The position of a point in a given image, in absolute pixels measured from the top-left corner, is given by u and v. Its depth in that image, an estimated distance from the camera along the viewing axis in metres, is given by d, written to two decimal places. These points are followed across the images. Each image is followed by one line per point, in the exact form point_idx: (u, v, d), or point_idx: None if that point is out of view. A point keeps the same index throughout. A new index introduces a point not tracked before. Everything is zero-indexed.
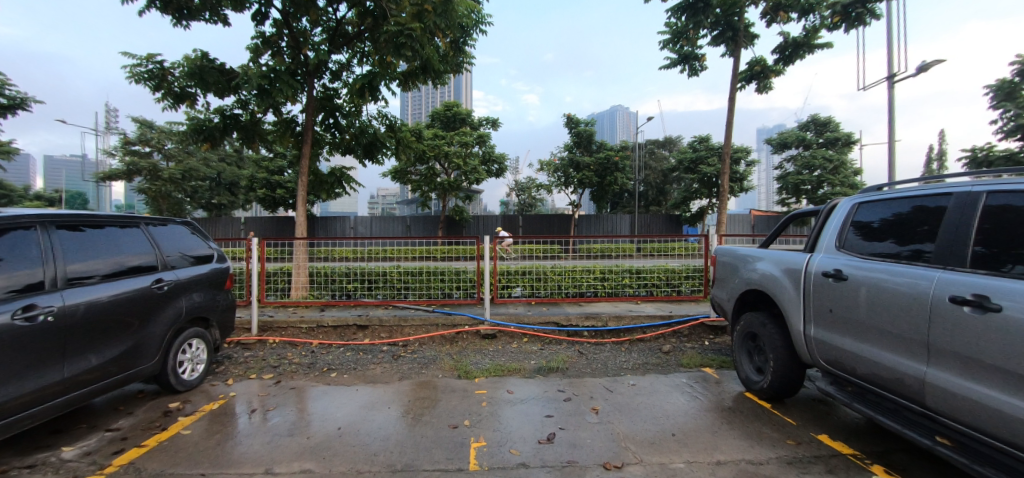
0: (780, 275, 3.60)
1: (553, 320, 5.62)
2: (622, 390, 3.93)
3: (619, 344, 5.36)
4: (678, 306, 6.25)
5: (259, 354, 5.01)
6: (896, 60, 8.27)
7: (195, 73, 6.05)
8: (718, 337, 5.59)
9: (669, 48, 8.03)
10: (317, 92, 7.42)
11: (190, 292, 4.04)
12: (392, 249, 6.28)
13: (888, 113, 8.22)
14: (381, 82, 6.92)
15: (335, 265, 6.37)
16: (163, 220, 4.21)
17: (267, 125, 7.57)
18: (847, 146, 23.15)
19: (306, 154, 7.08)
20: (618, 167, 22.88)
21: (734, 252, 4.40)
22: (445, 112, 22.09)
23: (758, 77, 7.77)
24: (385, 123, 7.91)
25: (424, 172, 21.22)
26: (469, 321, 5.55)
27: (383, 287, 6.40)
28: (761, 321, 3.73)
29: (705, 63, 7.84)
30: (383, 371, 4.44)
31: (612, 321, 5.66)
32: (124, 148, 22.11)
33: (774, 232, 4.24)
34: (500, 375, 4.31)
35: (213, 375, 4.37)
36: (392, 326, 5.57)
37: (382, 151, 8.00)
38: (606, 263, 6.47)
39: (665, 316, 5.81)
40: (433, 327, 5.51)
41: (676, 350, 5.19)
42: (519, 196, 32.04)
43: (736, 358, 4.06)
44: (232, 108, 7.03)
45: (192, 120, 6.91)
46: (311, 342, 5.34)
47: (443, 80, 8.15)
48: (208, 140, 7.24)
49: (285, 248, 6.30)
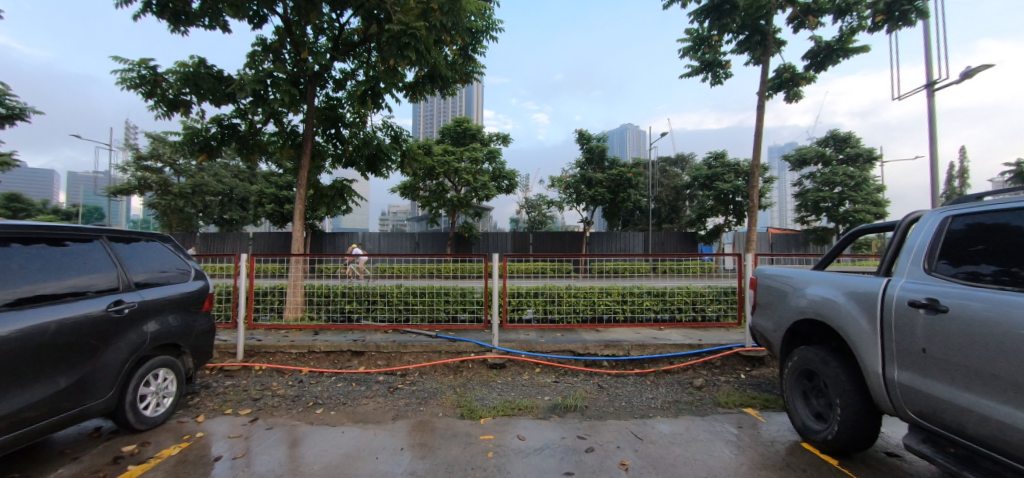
0: (844, 303, 3.01)
1: (568, 348, 5.03)
2: (653, 437, 3.32)
3: (643, 377, 4.75)
4: (706, 334, 5.63)
5: (241, 384, 4.50)
6: (934, 67, 7.72)
7: (189, 78, 5.76)
8: (755, 370, 4.96)
9: (690, 56, 7.59)
10: (319, 102, 7.08)
11: (156, 316, 3.57)
12: (390, 266, 5.72)
13: (928, 123, 7.61)
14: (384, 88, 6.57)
15: (332, 283, 5.88)
16: (133, 234, 3.79)
17: (267, 136, 7.24)
18: (869, 163, 22.36)
19: (304, 165, 6.66)
20: (631, 183, 22.32)
21: (784, 274, 3.82)
22: (456, 127, 21.93)
23: (787, 85, 7.24)
24: (390, 134, 7.55)
25: (433, 188, 20.88)
26: (476, 348, 4.99)
27: (382, 308, 5.89)
28: (821, 358, 3.13)
29: (729, 71, 7.37)
30: (376, 408, 3.88)
31: (634, 350, 5.06)
32: (136, 163, 22.16)
33: (835, 250, 3.63)
34: (509, 414, 3.72)
35: (184, 409, 3.86)
36: (390, 353, 5.03)
37: (386, 164, 7.59)
38: (625, 285, 5.87)
39: (693, 344, 5.19)
40: (435, 354, 4.96)
41: (710, 385, 4.56)
42: (529, 214, 31.66)
43: (788, 401, 3.45)
44: (229, 118, 6.70)
45: (189, 129, 6.61)
46: (300, 370, 4.82)
47: (451, 90, 7.85)
48: (204, 151, 6.91)
49: (280, 264, 5.85)
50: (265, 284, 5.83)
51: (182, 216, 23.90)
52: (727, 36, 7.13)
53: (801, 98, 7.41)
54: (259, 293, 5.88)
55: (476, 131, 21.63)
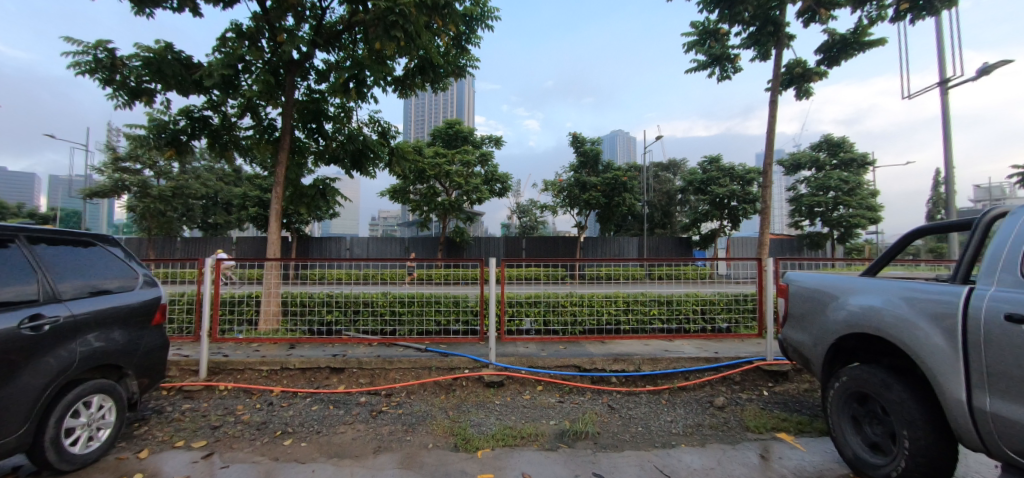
0: (906, 314, 2.58)
1: (573, 363, 4.53)
2: (681, 474, 2.83)
3: (657, 396, 4.27)
4: (722, 346, 5.16)
5: (200, 408, 3.92)
6: (947, 65, 7.43)
7: (153, 64, 5.20)
8: (778, 386, 4.51)
9: (696, 49, 7.20)
10: (300, 95, 6.53)
11: (91, 331, 2.99)
12: (370, 271, 5.17)
13: (942, 121, 7.30)
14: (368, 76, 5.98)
15: (310, 291, 5.32)
16: (64, 236, 3.21)
17: (243, 131, 6.69)
18: (862, 168, 22.33)
19: (283, 160, 6.04)
20: (627, 187, 21.95)
21: (822, 282, 3.37)
22: (447, 129, 21.43)
23: (798, 81, 6.84)
24: (377, 130, 7.03)
25: (423, 191, 20.28)
26: (470, 364, 4.47)
27: (366, 320, 5.33)
28: (880, 379, 2.68)
29: (738, 65, 6.98)
30: (355, 438, 3.33)
31: (646, 365, 4.57)
32: (113, 165, 21.14)
33: (889, 254, 3.17)
34: (511, 445, 3.19)
35: (127, 442, 3.26)
36: (373, 370, 4.47)
37: (370, 160, 6.97)
38: (629, 292, 5.37)
39: (710, 358, 4.73)
40: (424, 371, 4.43)
41: (733, 405, 4.08)
42: (521, 219, 31.29)
43: (834, 427, 2.99)
44: (200, 109, 6.14)
45: (154, 122, 6.03)
46: (271, 390, 4.25)
47: (443, 85, 7.48)
48: (172, 146, 6.32)
49: (252, 269, 5.28)
50: (236, 292, 5.29)
51: (161, 220, 22.94)
52: (737, 27, 6.81)
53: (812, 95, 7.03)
54: (228, 302, 5.30)
55: (468, 133, 21.19)
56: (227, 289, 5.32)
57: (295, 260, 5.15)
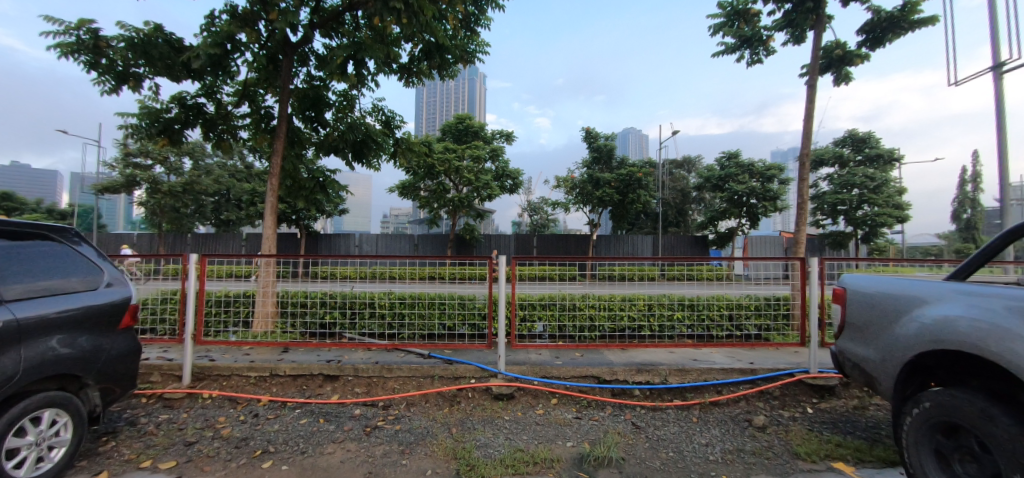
0: (1016, 330, 2.08)
1: (591, 373, 4.07)
2: None
3: (687, 413, 3.78)
4: (757, 355, 4.64)
5: (178, 420, 3.55)
6: (1001, 47, 6.78)
7: (137, 45, 4.85)
8: (824, 403, 3.99)
9: (723, 31, 6.64)
10: (300, 82, 6.15)
11: (40, 338, 2.60)
12: (369, 268, 4.72)
13: (996, 108, 6.63)
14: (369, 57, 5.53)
15: (308, 289, 4.89)
16: (10, 231, 2.83)
17: (241, 120, 6.34)
18: (889, 165, 21.36)
19: (279, 148, 5.64)
20: (641, 183, 21.27)
21: (892, 288, 2.86)
22: (457, 124, 21.02)
23: (837, 65, 6.18)
24: (380, 119, 6.62)
25: (433, 187, 19.91)
26: (477, 373, 4.03)
27: (365, 322, 4.93)
28: (979, 409, 2.19)
29: (771, 47, 6.40)
30: (343, 460, 2.90)
31: (673, 377, 4.08)
32: (124, 160, 21.12)
33: (984, 255, 2.64)
34: (522, 473, 2.74)
35: (88, 460, 2.89)
36: (371, 378, 4.05)
37: (373, 150, 6.56)
38: (651, 294, 4.84)
39: (745, 369, 4.22)
40: (427, 380, 4.01)
41: (775, 425, 3.58)
42: (532, 217, 30.85)
43: (911, 463, 2.49)
44: (193, 96, 5.80)
45: (144, 109, 5.69)
46: (259, 400, 3.87)
47: (450, 72, 7.09)
48: (165, 136, 5.98)
49: (243, 266, 4.87)
50: (227, 290, 4.84)
51: (172, 216, 22.93)
52: (767, 6, 6.28)
53: (850, 81, 6.37)
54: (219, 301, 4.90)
55: (479, 128, 20.77)
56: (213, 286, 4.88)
57: (286, 256, 4.74)
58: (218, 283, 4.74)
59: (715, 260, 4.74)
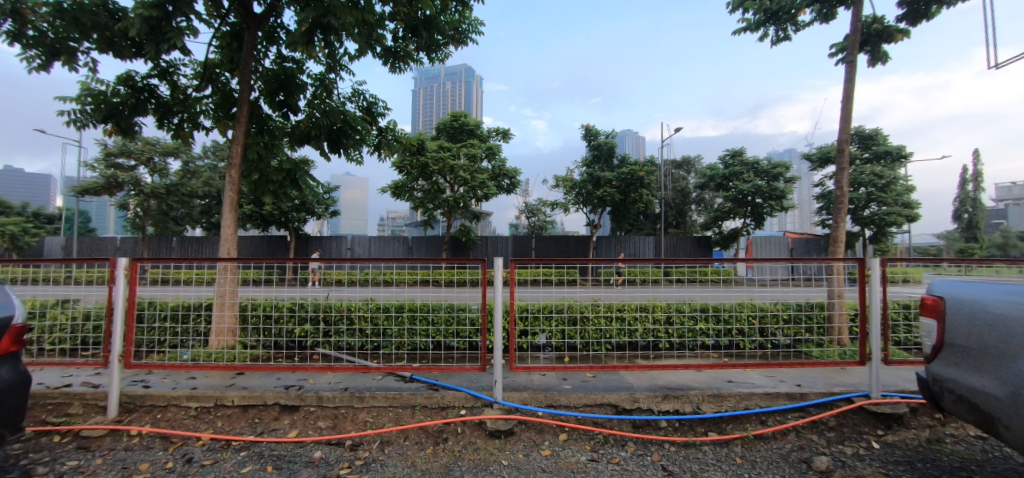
0: None
1: (608, 401, 3.34)
2: None
3: (728, 451, 3.05)
4: (800, 375, 3.91)
5: (86, 470, 2.78)
6: None
7: (67, 11, 4.09)
8: (891, 436, 3.27)
9: (744, 5, 5.92)
10: (269, 64, 5.45)
11: None
12: (334, 272, 3.93)
13: None
14: (341, 24, 4.73)
15: (272, 299, 4.15)
16: None
17: (206, 106, 5.60)
18: (896, 162, 20.73)
19: (240, 135, 4.90)
20: (644, 182, 20.56)
21: (1008, 299, 2.19)
22: (452, 122, 20.33)
23: (875, 40, 5.49)
24: (361, 105, 5.89)
25: (427, 188, 19.07)
26: (466, 402, 3.30)
27: (343, 333, 4.24)
28: None
29: (800, 22, 5.71)
30: None
31: (707, 405, 3.36)
32: (105, 160, 20.16)
33: None
34: None
35: None
36: (337, 409, 3.30)
37: (353, 140, 5.81)
38: (670, 300, 4.06)
39: (792, 394, 3.50)
40: (406, 412, 3.26)
41: (842, 468, 2.85)
42: (529, 218, 30.19)
43: None
44: (145, 76, 5.07)
45: (86, 91, 4.93)
46: (197, 439, 3.11)
47: (440, 53, 6.36)
48: (112, 122, 5.21)
49: (179, 267, 3.88)
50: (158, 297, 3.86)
51: (156, 218, 21.98)
52: None
53: (887, 61, 5.69)
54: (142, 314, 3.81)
55: (475, 126, 20.06)
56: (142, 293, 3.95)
57: (231, 260, 3.86)
58: (147, 291, 3.81)
59: (723, 260, 3.91)
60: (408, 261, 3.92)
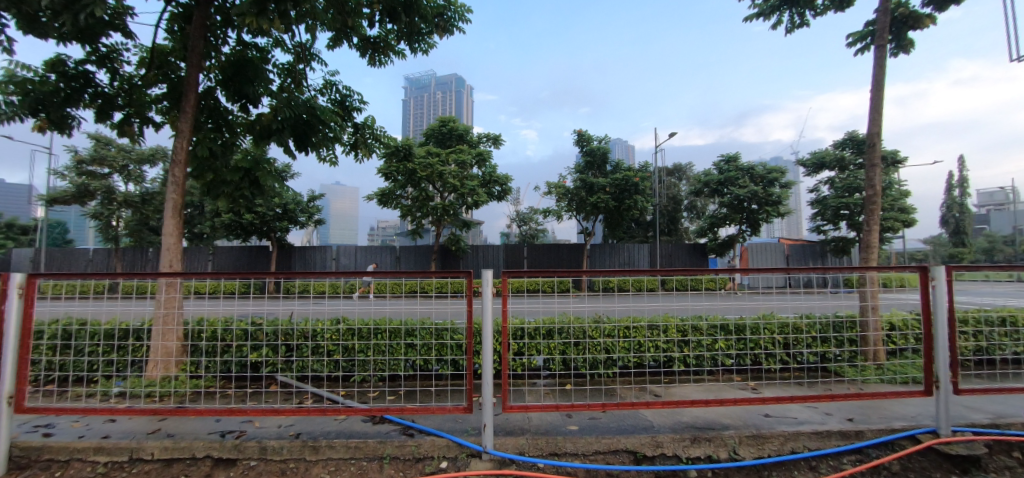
0: None
1: (624, 446, 2.70)
2: None
3: None
4: (845, 406, 3.33)
5: None
6: None
7: None
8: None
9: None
10: (228, 51, 4.83)
11: None
12: (284, 286, 3.25)
13: None
14: None
15: (220, 320, 3.50)
16: None
17: (155, 99, 4.92)
18: (891, 167, 20.50)
19: (186, 126, 4.27)
20: (638, 188, 20.09)
21: None
22: (441, 128, 19.76)
23: (900, 25, 5.00)
24: (334, 97, 5.25)
25: (415, 195, 18.32)
26: (447, 451, 2.64)
27: (304, 360, 3.61)
28: None
29: (818, 6, 5.20)
30: None
31: (746, 449, 2.73)
32: (77, 168, 19.16)
33: None
34: None
35: None
36: (285, 463, 2.62)
37: (323, 137, 5.14)
38: (684, 316, 3.42)
39: (846, 432, 2.89)
40: (372, 465, 2.59)
41: None
42: (522, 227, 29.67)
43: None
44: (81, 63, 4.42)
45: (8, 78, 4.23)
46: None
47: (423, 41, 5.75)
48: (43, 115, 4.52)
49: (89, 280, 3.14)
50: (75, 315, 3.16)
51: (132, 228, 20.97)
52: None
53: (912, 47, 5.20)
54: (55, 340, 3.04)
55: (464, 131, 19.50)
56: (56, 313, 3.26)
57: (172, 274, 3.01)
58: (55, 307, 3.11)
59: (721, 270, 3.14)
60: (373, 274, 3.18)
